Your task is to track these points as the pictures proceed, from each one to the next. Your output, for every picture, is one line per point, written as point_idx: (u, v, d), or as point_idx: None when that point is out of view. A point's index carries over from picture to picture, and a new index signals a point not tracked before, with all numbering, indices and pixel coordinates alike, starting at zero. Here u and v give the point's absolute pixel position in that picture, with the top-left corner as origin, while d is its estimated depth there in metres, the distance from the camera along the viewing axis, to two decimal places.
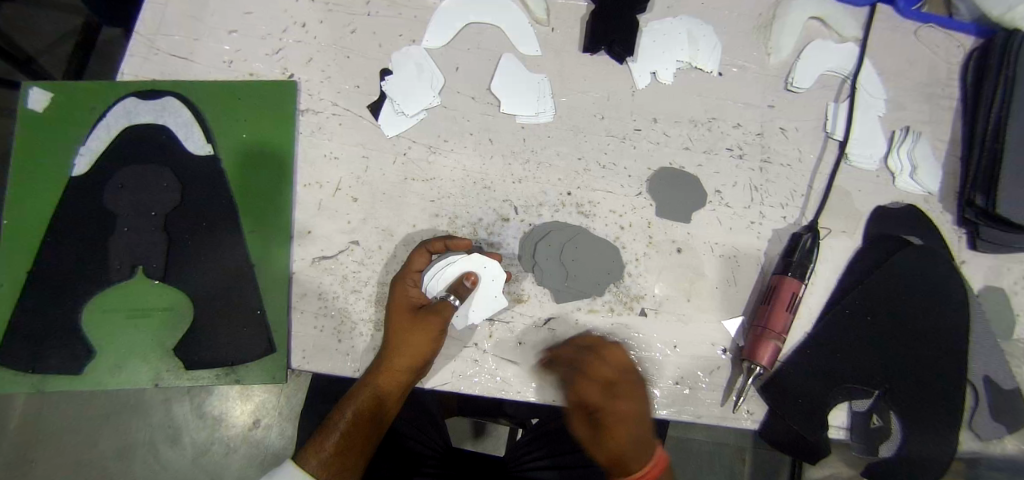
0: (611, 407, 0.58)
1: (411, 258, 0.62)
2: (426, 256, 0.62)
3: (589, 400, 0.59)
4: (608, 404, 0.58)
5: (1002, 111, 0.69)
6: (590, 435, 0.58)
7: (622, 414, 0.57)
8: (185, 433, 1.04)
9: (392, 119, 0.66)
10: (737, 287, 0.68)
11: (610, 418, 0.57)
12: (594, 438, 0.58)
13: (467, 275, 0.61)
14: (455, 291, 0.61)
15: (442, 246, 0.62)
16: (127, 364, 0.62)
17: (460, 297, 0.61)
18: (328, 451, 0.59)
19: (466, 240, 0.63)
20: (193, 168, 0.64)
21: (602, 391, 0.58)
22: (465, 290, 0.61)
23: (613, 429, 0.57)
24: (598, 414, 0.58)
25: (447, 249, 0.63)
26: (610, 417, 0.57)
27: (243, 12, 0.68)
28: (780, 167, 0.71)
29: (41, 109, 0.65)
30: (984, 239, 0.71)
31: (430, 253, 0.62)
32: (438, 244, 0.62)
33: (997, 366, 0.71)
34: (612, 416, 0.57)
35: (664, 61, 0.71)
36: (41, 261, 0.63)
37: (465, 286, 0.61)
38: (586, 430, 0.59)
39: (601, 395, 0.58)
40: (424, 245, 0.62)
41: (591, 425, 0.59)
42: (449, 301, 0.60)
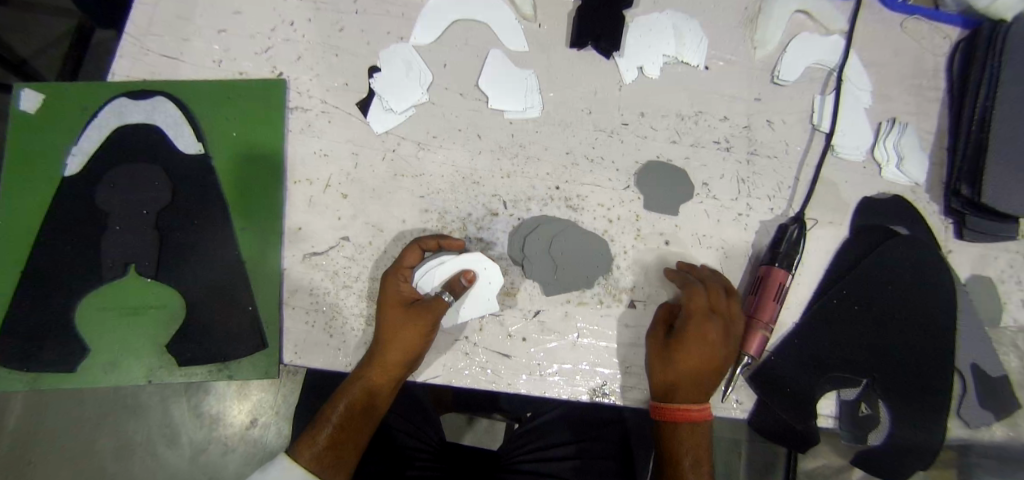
0: (698, 340, 0.59)
1: (402, 255, 0.62)
2: (418, 252, 0.62)
3: (687, 330, 0.60)
4: (699, 337, 0.59)
5: (987, 101, 0.69)
6: (662, 353, 0.61)
7: (703, 350, 0.59)
8: (183, 433, 1.05)
9: (381, 116, 0.67)
10: (725, 278, 0.68)
11: (685, 350, 0.59)
12: (663, 359, 0.61)
13: (464, 271, 0.62)
14: (449, 286, 0.62)
15: (435, 244, 0.62)
16: (122, 361, 0.62)
17: (453, 293, 0.61)
18: (321, 444, 0.59)
19: (459, 240, 0.64)
20: (184, 167, 0.65)
21: (705, 320, 0.60)
22: (459, 286, 0.62)
23: (681, 357, 0.59)
24: (679, 339, 0.60)
25: (439, 247, 0.63)
26: (687, 349, 0.59)
27: (232, 12, 0.68)
28: (767, 159, 0.72)
29: (32, 110, 0.65)
30: (970, 228, 0.72)
31: (422, 250, 0.62)
32: (432, 242, 0.62)
33: (984, 354, 0.71)
34: (691, 349, 0.59)
35: (651, 55, 0.71)
36: (34, 261, 0.63)
37: (461, 282, 0.62)
38: (656, 348, 0.62)
39: (714, 329, 0.60)
40: (416, 242, 0.62)
41: (666, 347, 0.61)
42: (442, 296, 0.60)
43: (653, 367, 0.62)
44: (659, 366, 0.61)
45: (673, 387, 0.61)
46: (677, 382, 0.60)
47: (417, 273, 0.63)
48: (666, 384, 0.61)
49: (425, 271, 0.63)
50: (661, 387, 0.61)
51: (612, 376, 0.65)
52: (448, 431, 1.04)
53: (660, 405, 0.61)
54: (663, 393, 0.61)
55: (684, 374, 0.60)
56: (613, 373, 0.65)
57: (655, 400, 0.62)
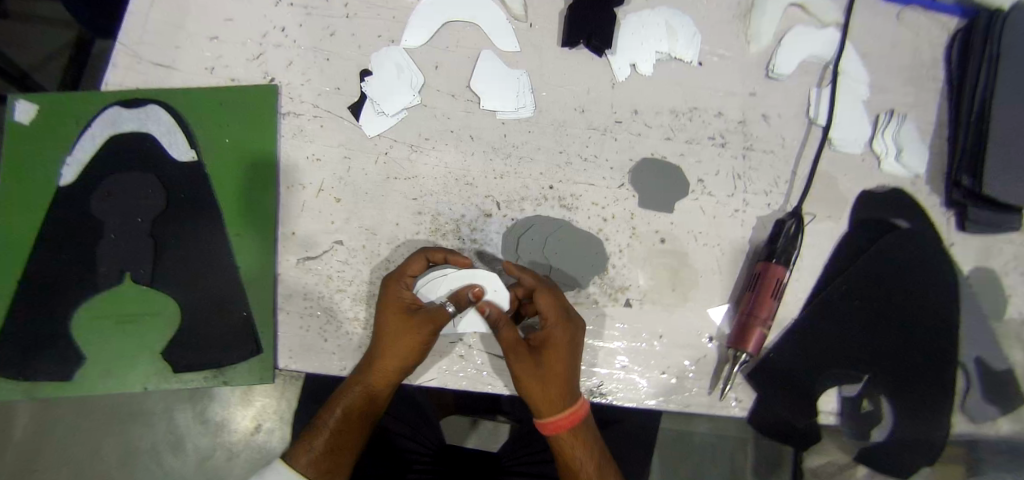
0: (569, 340, 0.59)
1: (408, 262, 0.61)
2: (423, 261, 0.61)
3: (555, 333, 0.58)
4: (566, 337, 0.59)
5: (987, 90, 0.68)
6: (538, 366, 0.57)
7: (572, 347, 0.59)
8: (188, 439, 1.05)
9: (373, 119, 0.67)
10: (722, 276, 0.68)
11: (559, 352, 0.58)
12: (543, 372, 0.57)
13: (474, 287, 0.61)
14: (455, 298, 0.60)
15: (442, 257, 0.61)
16: (118, 369, 0.62)
17: (457, 305, 0.60)
18: (317, 449, 0.59)
19: (466, 257, 0.62)
20: (177, 173, 0.65)
21: (563, 317, 0.59)
22: (465, 300, 0.60)
23: (559, 362, 0.58)
24: (547, 345, 0.58)
25: (445, 260, 0.62)
26: (560, 352, 0.58)
27: (223, 18, 0.68)
28: (762, 154, 0.71)
29: (27, 121, 0.66)
30: (972, 220, 0.71)
31: (427, 260, 0.61)
32: (438, 254, 0.61)
33: (988, 348, 0.70)
34: (563, 351, 0.58)
35: (644, 52, 0.71)
36: (32, 270, 0.64)
37: (467, 297, 0.61)
38: (530, 365, 0.57)
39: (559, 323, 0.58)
40: (423, 251, 0.61)
41: (538, 358, 0.58)
42: (445, 307, 0.59)
43: (534, 386, 0.57)
44: (541, 383, 0.57)
45: (559, 396, 0.57)
46: (561, 392, 0.58)
47: (421, 278, 0.63)
48: (555, 398, 0.57)
49: (434, 275, 0.63)
50: (549, 403, 0.57)
51: (608, 376, 0.65)
52: (453, 435, 1.04)
53: (554, 422, 0.57)
54: (554, 408, 0.57)
55: (563, 379, 0.58)
56: (609, 372, 0.65)
57: (543, 419, 0.58)
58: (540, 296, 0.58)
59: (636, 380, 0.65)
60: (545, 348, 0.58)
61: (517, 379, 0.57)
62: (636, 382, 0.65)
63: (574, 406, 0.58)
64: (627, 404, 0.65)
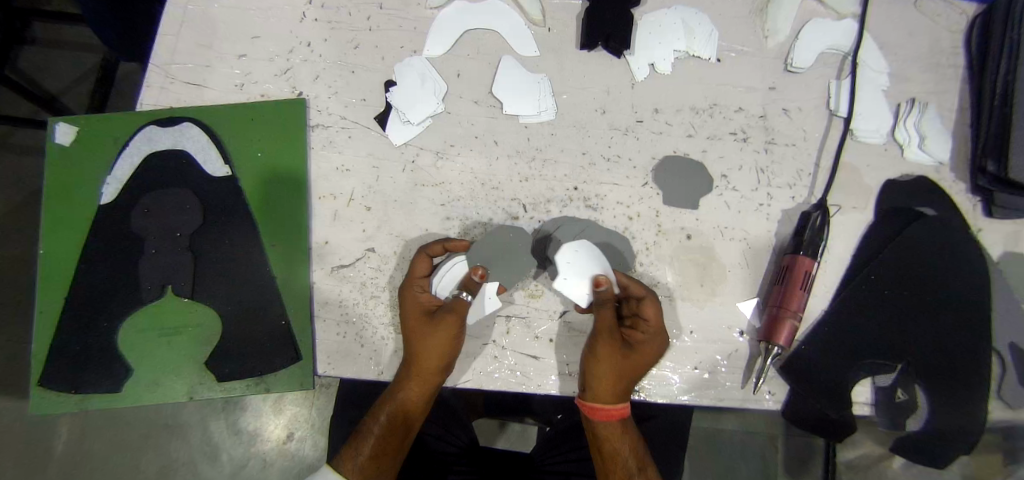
0: (659, 351, 0.62)
1: (413, 266, 0.62)
2: (428, 260, 0.62)
3: (648, 340, 0.61)
4: (657, 347, 0.61)
5: (1009, 74, 0.68)
6: (620, 363, 0.61)
7: (654, 359, 0.62)
8: (223, 450, 1.08)
9: (399, 128, 0.68)
10: (750, 270, 0.68)
11: (645, 357, 0.61)
12: (621, 367, 0.61)
13: (474, 269, 0.60)
14: (464, 285, 0.61)
15: (441, 249, 0.62)
16: (163, 380, 0.64)
17: (470, 291, 0.60)
18: (364, 456, 0.60)
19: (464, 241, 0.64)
20: (212, 188, 0.67)
21: (661, 329, 0.62)
22: (473, 283, 0.60)
23: (640, 366, 0.61)
24: (635, 348, 0.61)
25: (447, 251, 0.64)
26: (643, 360, 0.61)
27: (251, 36, 0.71)
28: (785, 147, 0.71)
29: (68, 143, 0.68)
30: (999, 206, 0.70)
31: (430, 257, 0.63)
32: (437, 247, 0.62)
33: (1022, 333, 0.69)
34: (650, 358, 0.61)
35: (662, 52, 0.72)
36: (77, 287, 0.66)
37: (473, 279, 0.60)
38: (616, 354, 0.60)
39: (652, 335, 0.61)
40: (423, 250, 0.62)
41: (625, 354, 0.61)
42: (461, 296, 0.60)
43: (606, 373, 0.61)
44: (613, 374, 0.61)
45: (620, 391, 0.61)
46: (625, 387, 0.62)
47: (435, 278, 0.64)
48: (616, 390, 0.61)
49: (447, 268, 0.65)
50: (609, 392, 0.61)
51: None
52: (482, 438, 1.06)
53: (606, 409, 0.61)
54: (612, 397, 0.61)
55: (631, 379, 0.62)
56: None
57: (593, 404, 0.62)
58: (648, 304, 0.61)
59: (668, 376, 0.66)
60: (634, 348, 0.61)
61: (593, 362, 0.61)
62: (669, 379, 0.66)
63: (627, 400, 0.62)
64: (660, 400, 0.65)
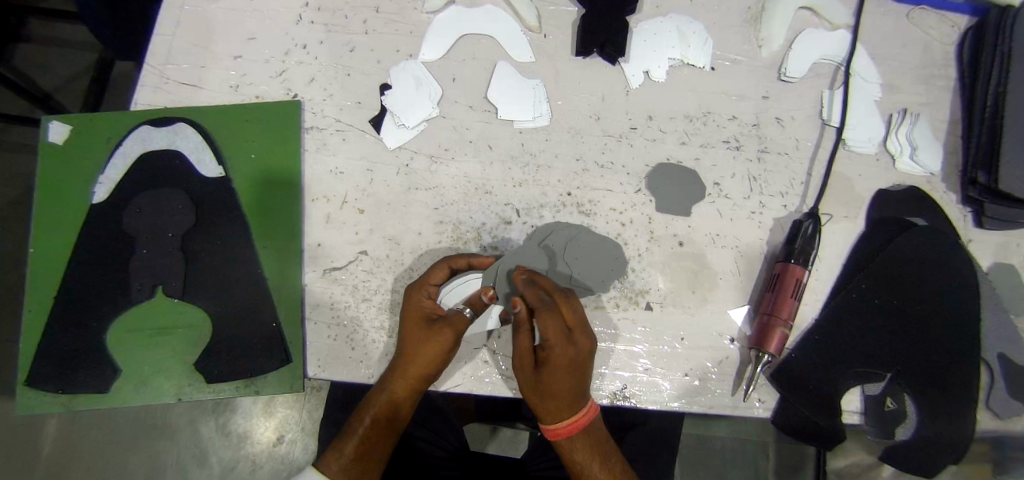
0: (571, 362, 0.57)
1: (430, 271, 0.62)
2: (446, 270, 0.62)
3: (550, 355, 0.57)
4: (565, 358, 0.57)
5: (999, 87, 0.68)
6: (535, 380, 0.58)
7: (574, 367, 0.57)
8: (213, 452, 1.07)
9: (394, 132, 0.68)
10: (741, 278, 0.68)
11: (554, 373, 0.57)
12: (540, 388, 0.58)
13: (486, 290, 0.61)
14: (471, 302, 0.62)
15: (465, 263, 0.63)
16: (152, 382, 0.64)
17: (475, 309, 0.61)
18: (348, 456, 0.60)
19: (490, 259, 0.65)
20: (206, 189, 0.67)
21: (567, 340, 0.57)
22: (480, 302, 0.62)
23: (557, 382, 0.57)
24: (548, 363, 0.57)
25: (469, 266, 0.64)
26: (559, 373, 0.57)
27: (247, 38, 0.71)
28: (778, 156, 0.72)
29: (61, 141, 0.68)
30: (989, 217, 0.71)
31: (450, 268, 0.62)
32: (462, 261, 0.63)
33: (1010, 343, 0.70)
34: (561, 373, 0.57)
35: (656, 59, 0.72)
36: (66, 286, 0.66)
37: (481, 300, 0.62)
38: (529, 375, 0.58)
39: (556, 345, 0.57)
40: (445, 260, 0.63)
41: (536, 375, 0.58)
42: (463, 313, 0.60)
43: (531, 396, 0.59)
44: (538, 396, 0.58)
45: (562, 408, 0.58)
46: (561, 405, 0.58)
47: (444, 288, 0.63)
48: (551, 411, 0.58)
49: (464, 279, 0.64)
50: (546, 413, 0.59)
51: (631, 379, 0.66)
52: (474, 443, 1.06)
53: (554, 429, 0.59)
54: (554, 417, 0.59)
55: (561, 394, 0.58)
56: (632, 375, 0.66)
57: (550, 424, 0.59)
58: (541, 316, 0.57)
59: (659, 383, 0.66)
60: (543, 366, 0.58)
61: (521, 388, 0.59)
62: (659, 385, 0.66)
63: (574, 416, 0.59)
64: (650, 407, 0.65)
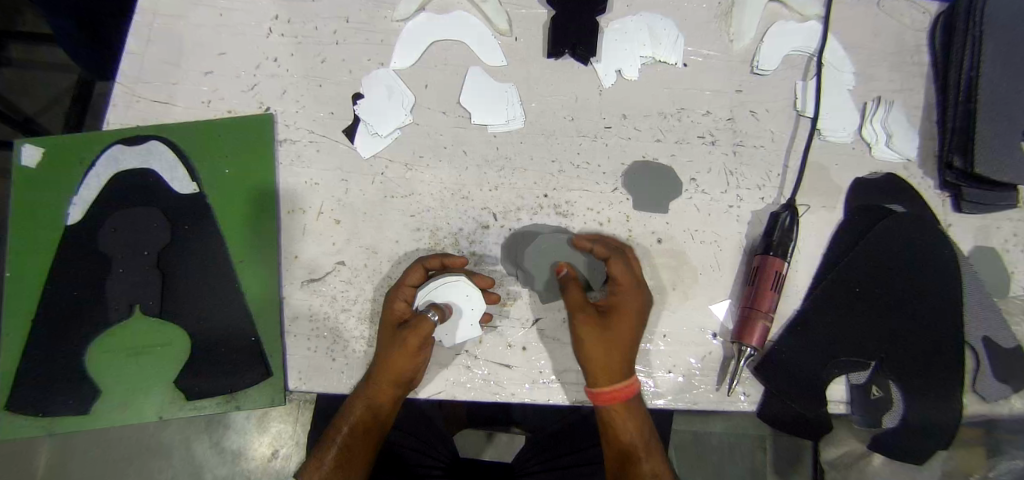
0: (637, 309, 0.61)
1: (406, 273, 0.62)
2: (420, 272, 0.62)
3: (622, 302, 0.61)
4: (635, 304, 0.61)
5: (971, 71, 0.68)
6: (603, 332, 0.59)
7: (638, 316, 0.61)
8: (207, 470, 1.06)
9: (368, 141, 0.68)
10: (722, 272, 0.68)
11: (624, 321, 0.60)
12: (608, 337, 0.59)
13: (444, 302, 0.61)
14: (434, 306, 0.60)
15: (439, 263, 0.62)
16: (133, 401, 0.63)
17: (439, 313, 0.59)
18: (328, 465, 0.60)
19: (461, 258, 0.63)
20: (181, 205, 0.67)
21: (634, 286, 0.62)
22: (445, 308, 0.60)
23: (625, 331, 0.60)
24: (617, 311, 0.60)
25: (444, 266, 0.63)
26: (629, 319, 0.60)
27: (217, 53, 0.71)
28: (753, 149, 0.72)
29: (33, 164, 0.67)
30: (968, 201, 0.71)
31: (425, 269, 0.62)
32: (434, 261, 0.62)
33: (995, 326, 0.70)
34: (630, 320, 0.60)
35: (629, 58, 0.72)
36: (44, 310, 0.65)
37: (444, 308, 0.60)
38: (596, 328, 0.59)
39: (627, 289, 0.61)
40: (420, 260, 0.63)
41: (605, 325, 0.59)
42: (427, 315, 0.58)
43: (595, 350, 0.59)
44: (604, 350, 0.59)
45: (622, 365, 0.59)
46: (622, 361, 0.60)
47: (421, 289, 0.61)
48: (614, 365, 0.59)
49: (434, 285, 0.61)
50: (608, 368, 0.59)
51: None
52: (469, 450, 1.05)
53: (610, 389, 0.59)
54: (611, 375, 0.59)
55: (626, 347, 0.60)
56: None
57: (602, 386, 0.59)
58: (614, 261, 0.61)
59: (643, 381, 0.66)
60: (611, 316, 0.60)
61: (583, 343, 0.59)
62: (643, 383, 0.66)
63: (632, 377, 0.60)
64: None
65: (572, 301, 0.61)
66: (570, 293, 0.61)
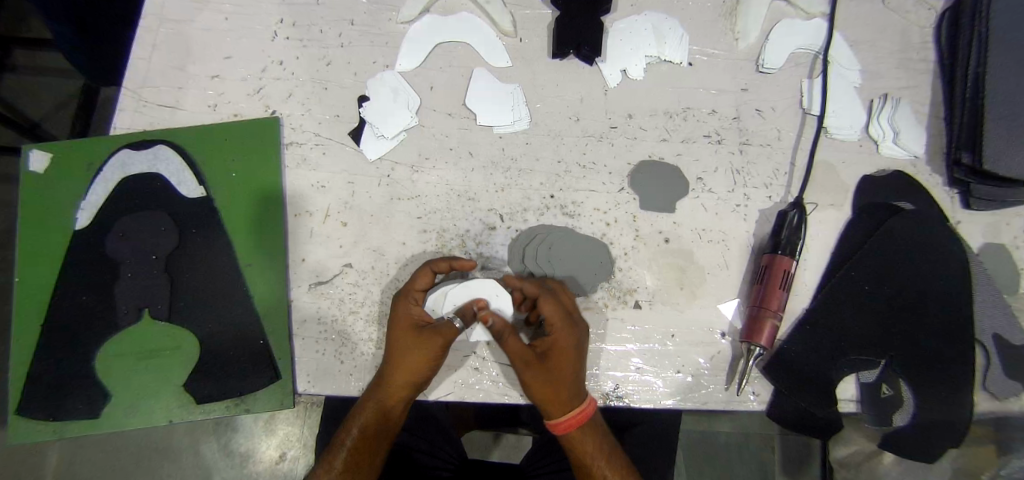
0: (575, 343, 0.59)
1: (414, 277, 0.62)
2: (430, 275, 0.61)
3: (558, 340, 0.59)
4: (572, 340, 0.59)
5: (978, 68, 0.68)
6: (545, 372, 0.58)
7: (576, 351, 0.59)
8: (215, 472, 1.06)
9: (374, 143, 0.68)
10: (729, 271, 0.68)
11: (564, 358, 0.59)
12: (552, 377, 0.58)
13: (477, 299, 0.61)
14: (461, 312, 0.61)
15: (447, 266, 0.62)
16: (143, 405, 0.64)
17: (465, 320, 0.61)
18: (337, 468, 0.60)
19: (471, 262, 0.62)
20: (188, 209, 0.67)
21: (567, 322, 0.60)
22: (471, 313, 0.61)
23: (566, 366, 0.59)
24: (555, 348, 0.59)
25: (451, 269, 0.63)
26: (568, 355, 0.59)
27: (223, 57, 0.71)
28: (759, 148, 0.71)
29: (41, 169, 0.68)
30: (976, 198, 0.70)
31: (434, 273, 0.62)
32: (443, 264, 0.61)
33: (1006, 323, 0.69)
34: (570, 357, 0.59)
35: (634, 57, 0.72)
36: (53, 314, 0.65)
37: (471, 309, 0.61)
38: (539, 369, 0.58)
39: (559, 328, 0.59)
40: (428, 265, 0.62)
41: (546, 365, 0.58)
42: (452, 322, 0.60)
43: (543, 391, 0.58)
44: (549, 388, 0.58)
45: (572, 397, 0.59)
46: (571, 393, 0.59)
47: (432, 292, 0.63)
48: (563, 399, 0.58)
49: (441, 292, 0.63)
50: (557, 405, 0.58)
51: (624, 379, 0.65)
52: (476, 452, 1.05)
53: (563, 422, 0.59)
54: (563, 408, 0.59)
55: (571, 380, 0.59)
56: (625, 375, 0.65)
57: (558, 420, 0.59)
58: (544, 301, 0.59)
59: (652, 382, 0.65)
60: (549, 356, 0.59)
61: (529, 387, 0.58)
62: (652, 384, 0.65)
63: (583, 405, 0.59)
64: (645, 406, 0.65)
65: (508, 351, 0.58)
66: (505, 345, 0.58)
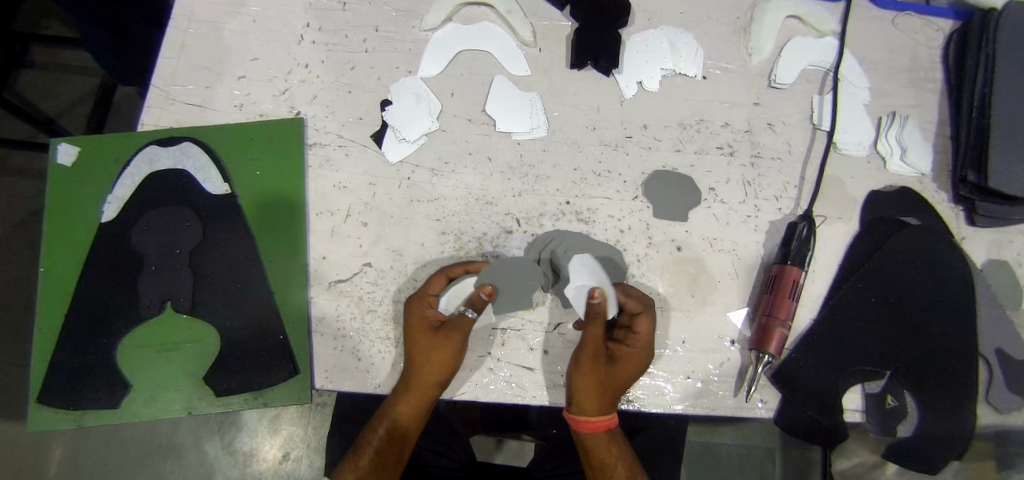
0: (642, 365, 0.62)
1: (428, 282, 0.64)
2: (444, 279, 0.64)
3: (634, 354, 0.62)
4: (643, 361, 0.62)
5: (986, 88, 0.70)
6: (602, 377, 0.62)
7: (639, 372, 0.62)
8: (218, 471, 1.07)
9: (395, 146, 0.70)
10: (739, 280, 0.69)
11: (628, 371, 0.62)
12: (606, 383, 0.62)
13: (484, 287, 0.62)
14: (470, 302, 0.62)
15: (462, 270, 0.64)
16: (163, 395, 0.65)
17: (475, 309, 0.62)
18: (364, 467, 0.61)
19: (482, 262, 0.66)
20: (212, 205, 0.68)
21: (648, 347, 0.63)
22: (480, 301, 0.62)
23: (624, 379, 0.62)
24: (624, 360, 0.62)
25: (465, 272, 0.65)
26: (633, 372, 0.62)
27: (250, 58, 0.73)
28: (770, 161, 0.73)
29: (69, 163, 0.69)
30: (981, 215, 0.72)
31: (448, 277, 0.64)
32: (458, 269, 0.64)
33: (1008, 338, 0.71)
34: (633, 373, 0.62)
35: (650, 70, 0.74)
36: (76, 305, 0.67)
37: (480, 298, 0.62)
38: (599, 371, 0.61)
39: (642, 346, 0.62)
40: (442, 270, 0.64)
41: (607, 371, 0.62)
42: (466, 314, 0.62)
43: (589, 387, 0.61)
44: (595, 391, 0.61)
45: (606, 404, 0.62)
46: (608, 399, 0.62)
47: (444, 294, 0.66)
48: (601, 401, 0.62)
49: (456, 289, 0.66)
50: (593, 404, 0.61)
51: (634, 383, 0.67)
52: (480, 455, 1.06)
53: (591, 421, 0.61)
54: (598, 409, 0.62)
55: (616, 391, 0.62)
56: (635, 379, 0.67)
57: (582, 417, 0.62)
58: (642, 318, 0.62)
59: (661, 386, 0.67)
60: (617, 367, 0.62)
61: (579, 377, 0.61)
62: (662, 388, 0.67)
63: (611, 412, 0.63)
64: (654, 410, 0.66)
65: (589, 335, 0.62)
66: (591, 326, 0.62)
